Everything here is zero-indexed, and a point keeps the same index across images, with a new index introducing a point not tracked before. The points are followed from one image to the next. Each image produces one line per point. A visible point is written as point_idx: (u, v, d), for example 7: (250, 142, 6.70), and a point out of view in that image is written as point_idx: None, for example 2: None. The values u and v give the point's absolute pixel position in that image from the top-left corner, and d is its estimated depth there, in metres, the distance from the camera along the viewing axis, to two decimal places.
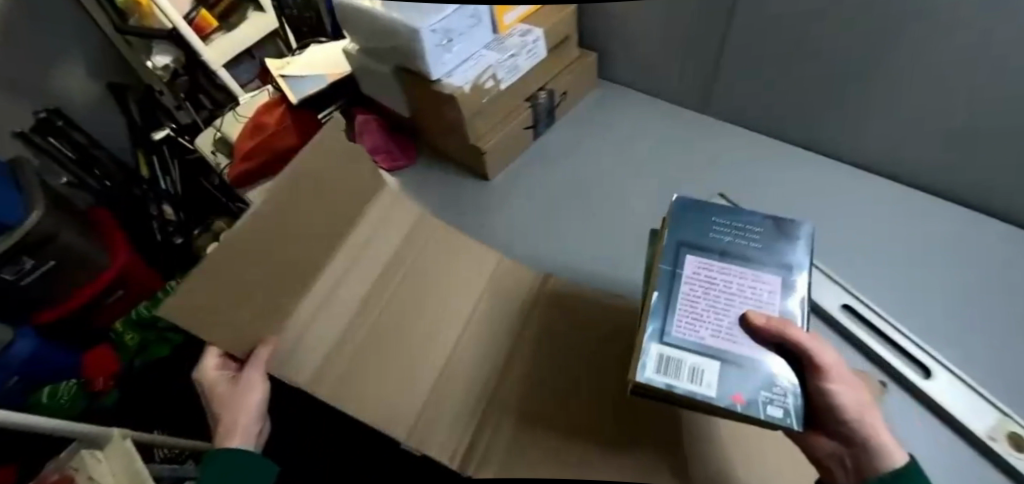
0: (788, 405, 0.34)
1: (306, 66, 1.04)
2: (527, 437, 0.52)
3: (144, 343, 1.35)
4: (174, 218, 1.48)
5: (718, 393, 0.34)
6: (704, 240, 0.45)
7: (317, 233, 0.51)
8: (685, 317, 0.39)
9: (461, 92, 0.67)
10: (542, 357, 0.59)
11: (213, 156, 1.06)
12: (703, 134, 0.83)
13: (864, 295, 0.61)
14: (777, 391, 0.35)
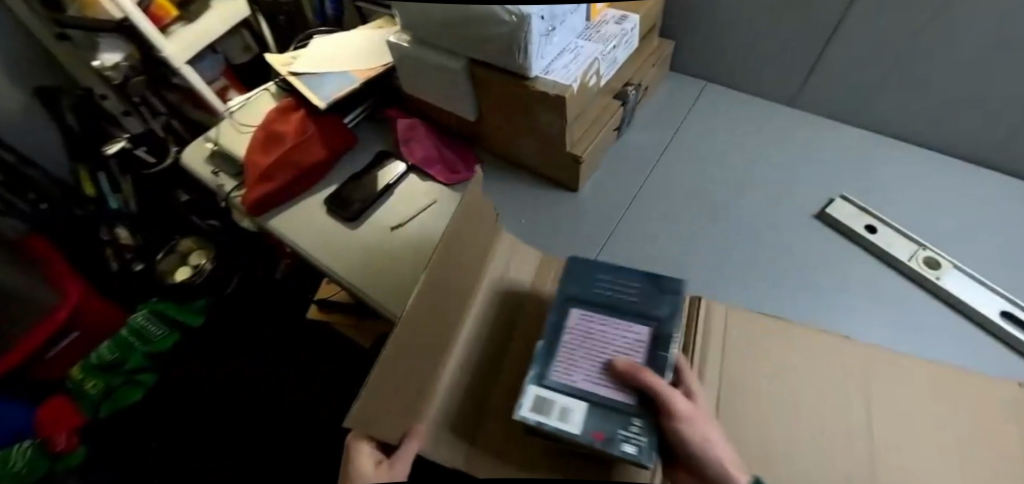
0: (641, 443, 0.35)
1: (321, 62, 0.87)
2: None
3: (109, 390, 1.12)
4: (132, 242, 1.27)
5: (582, 430, 0.36)
6: (592, 293, 0.45)
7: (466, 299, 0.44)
8: (564, 362, 0.40)
9: (570, 91, 0.56)
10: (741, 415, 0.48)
11: (214, 176, 0.87)
12: (801, 135, 0.76)
13: (1021, 297, 0.58)
14: (634, 430, 0.36)
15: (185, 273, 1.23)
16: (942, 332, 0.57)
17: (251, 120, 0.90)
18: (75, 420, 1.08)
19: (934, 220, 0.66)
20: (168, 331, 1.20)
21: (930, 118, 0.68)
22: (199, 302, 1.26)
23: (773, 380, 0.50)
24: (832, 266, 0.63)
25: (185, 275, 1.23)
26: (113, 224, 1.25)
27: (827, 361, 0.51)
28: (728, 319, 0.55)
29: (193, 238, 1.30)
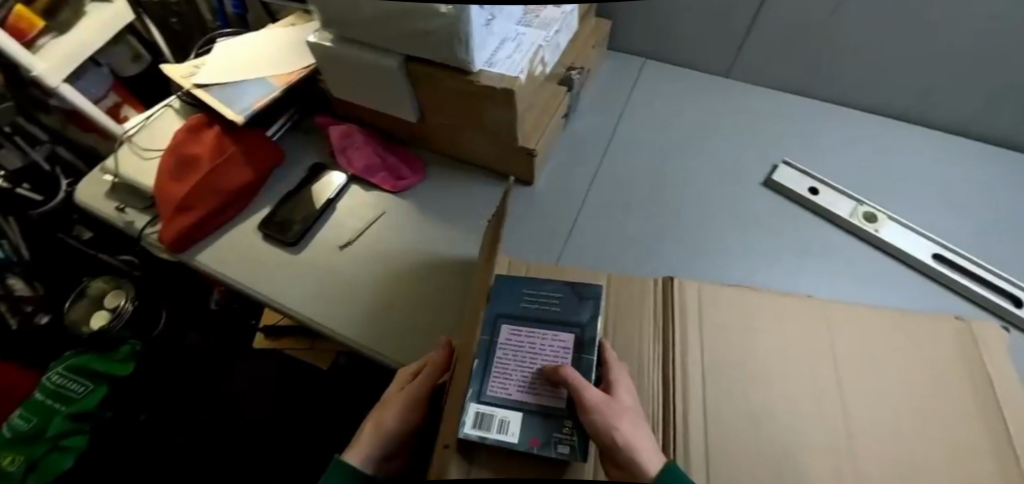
0: (573, 440, 0.38)
1: (230, 69, 0.77)
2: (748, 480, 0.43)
3: (32, 463, 0.98)
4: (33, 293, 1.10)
5: (519, 439, 0.38)
6: (520, 308, 0.45)
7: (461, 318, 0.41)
8: (497, 376, 0.41)
9: (518, 83, 0.53)
10: (729, 382, 0.50)
11: (118, 213, 0.75)
12: (742, 105, 0.78)
13: (944, 239, 0.64)
14: (566, 430, 0.38)
15: (103, 318, 1.09)
16: (883, 280, 0.62)
17: (154, 143, 0.79)
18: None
19: (865, 175, 0.71)
20: (93, 385, 1.06)
21: (853, 79, 0.73)
22: (125, 347, 1.12)
23: (749, 352, 0.52)
24: (788, 233, 0.66)
25: (104, 321, 1.08)
26: (4, 274, 1.07)
27: (794, 322, 0.54)
28: (701, 296, 0.57)
29: (106, 278, 1.15)
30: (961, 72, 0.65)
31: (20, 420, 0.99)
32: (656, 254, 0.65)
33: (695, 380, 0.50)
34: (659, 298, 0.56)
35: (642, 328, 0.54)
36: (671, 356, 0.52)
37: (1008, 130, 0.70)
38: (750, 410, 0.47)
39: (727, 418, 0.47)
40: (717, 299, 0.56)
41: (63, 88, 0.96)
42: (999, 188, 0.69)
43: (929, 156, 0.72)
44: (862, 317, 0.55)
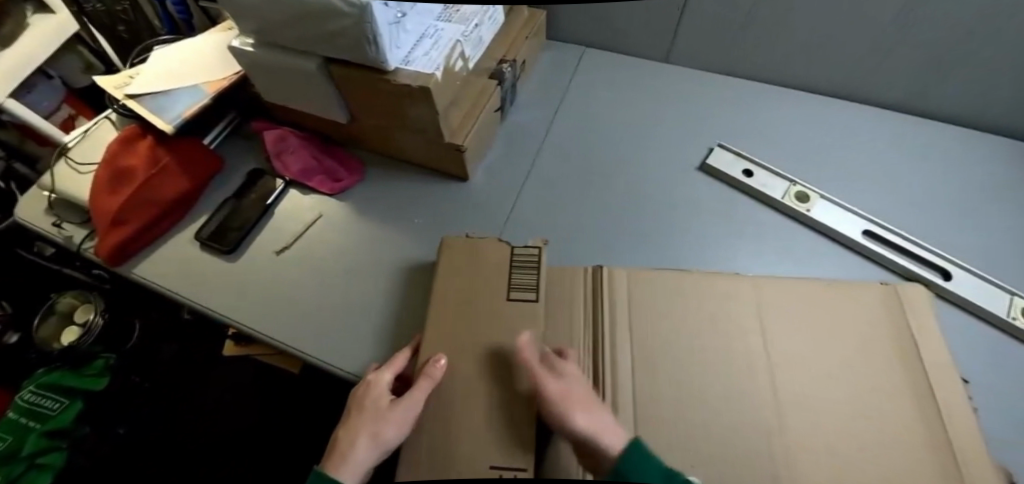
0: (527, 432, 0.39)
1: (162, 78, 0.76)
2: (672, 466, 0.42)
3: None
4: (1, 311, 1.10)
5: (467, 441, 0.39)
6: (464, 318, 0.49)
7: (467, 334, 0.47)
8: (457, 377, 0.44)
9: (434, 80, 0.52)
10: (657, 369, 0.48)
11: (56, 228, 0.74)
12: (682, 91, 0.79)
13: (877, 216, 0.65)
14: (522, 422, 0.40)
15: (74, 333, 1.07)
16: (817, 260, 0.63)
17: (91, 158, 0.77)
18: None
19: (802, 155, 0.72)
20: (66, 402, 0.99)
21: (786, 58, 0.73)
22: (98, 361, 1.06)
23: (675, 335, 0.51)
24: (726, 216, 0.67)
25: (75, 335, 1.06)
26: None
27: (721, 304, 0.54)
28: (631, 282, 0.56)
29: (75, 293, 1.13)
30: (890, 50, 0.65)
31: None
32: (597, 244, 0.64)
33: (621, 365, 0.49)
34: (588, 285, 0.55)
35: (573, 318, 0.53)
36: (600, 344, 0.51)
37: (938, 102, 0.71)
38: (677, 396, 0.46)
39: (653, 405, 0.46)
40: (646, 284, 0.55)
41: (9, 103, 0.94)
42: (932, 161, 0.70)
43: (862, 134, 0.73)
44: (796, 296, 0.55)
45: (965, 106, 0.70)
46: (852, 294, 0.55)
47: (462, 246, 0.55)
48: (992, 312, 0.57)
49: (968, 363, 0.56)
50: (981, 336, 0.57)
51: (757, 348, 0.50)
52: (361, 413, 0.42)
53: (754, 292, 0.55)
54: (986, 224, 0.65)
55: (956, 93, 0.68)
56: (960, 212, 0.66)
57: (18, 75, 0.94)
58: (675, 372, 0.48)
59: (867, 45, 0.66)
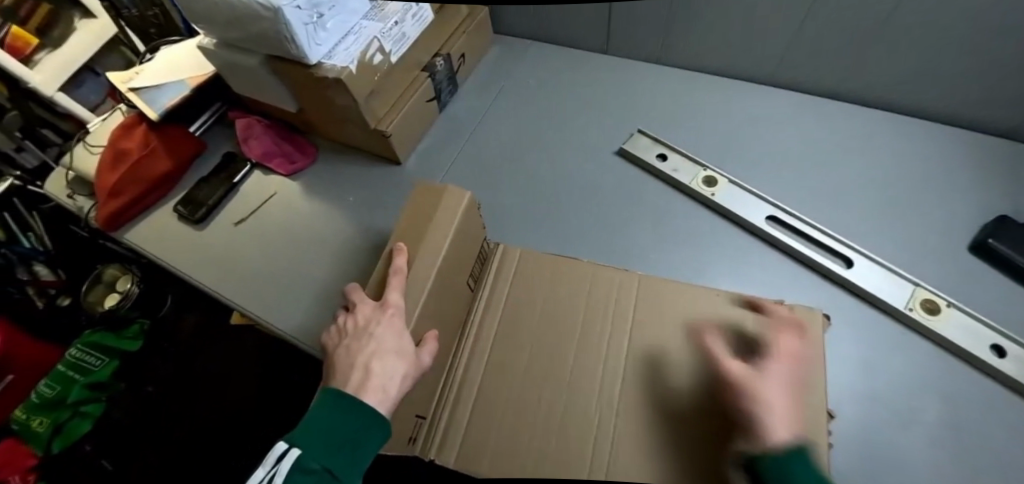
0: (441, 391, 0.53)
1: (157, 73, 0.87)
2: (513, 435, 0.49)
3: (57, 426, 1.09)
4: (55, 278, 1.25)
5: (418, 395, 0.49)
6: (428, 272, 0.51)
7: (437, 294, 0.51)
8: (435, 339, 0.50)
9: (348, 72, 0.60)
10: (522, 343, 0.55)
11: (72, 199, 0.88)
12: (620, 82, 0.81)
13: (787, 204, 0.66)
14: (438, 382, 0.52)
15: (114, 299, 1.23)
16: (717, 245, 0.64)
17: (102, 141, 0.90)
18: (29, 459, 1.08)
19: (728, 144, 0.73)
20: (107, 359, 1.16)
21: (715, 45, 0.74)
22: (134, 325, 1.22)
23: (544, 314, 0.56)
24: (640, 201, 0.69)
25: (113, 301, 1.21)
26: (30, 262, 1.22)
27: (602, 290, 0.57)
28: (523, 259, 0.61)
29: (118, 265, 1.29)
30: (812, 38, 0.66)
31: (45, 389, 1.10)
32: (510, 226, 0.70)
33: (487, 333, 0.56)
34: (482, 260, 0.61)
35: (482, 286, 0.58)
36: (483, 319, 0.57)
37: (871, 90, 0.70)
38: (528, 371, 0.53)
39: (508, 377, 0.53)
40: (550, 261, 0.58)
41: (58, 97, 1.12)
42: (862, 150, 0.69)
43: (793, 123, 0.73)
44: (675, 287, 0.57)
45: (902, 95, 0.68)
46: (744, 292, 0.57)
47: (435, 196, 0.55)
48: (892, 305, 0.57)
49: (857, 352, 0.56)
50: (878, 327, 0.57)
51: (620, 336, 0.54)
52: (350, 349, 0.44)
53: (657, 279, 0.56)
54: (912, 215, 0.64)
55: (887, 80, 0.67)
56: (887, 203, 0.65)
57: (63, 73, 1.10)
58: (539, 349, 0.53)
59: (787, 29, 0.66)
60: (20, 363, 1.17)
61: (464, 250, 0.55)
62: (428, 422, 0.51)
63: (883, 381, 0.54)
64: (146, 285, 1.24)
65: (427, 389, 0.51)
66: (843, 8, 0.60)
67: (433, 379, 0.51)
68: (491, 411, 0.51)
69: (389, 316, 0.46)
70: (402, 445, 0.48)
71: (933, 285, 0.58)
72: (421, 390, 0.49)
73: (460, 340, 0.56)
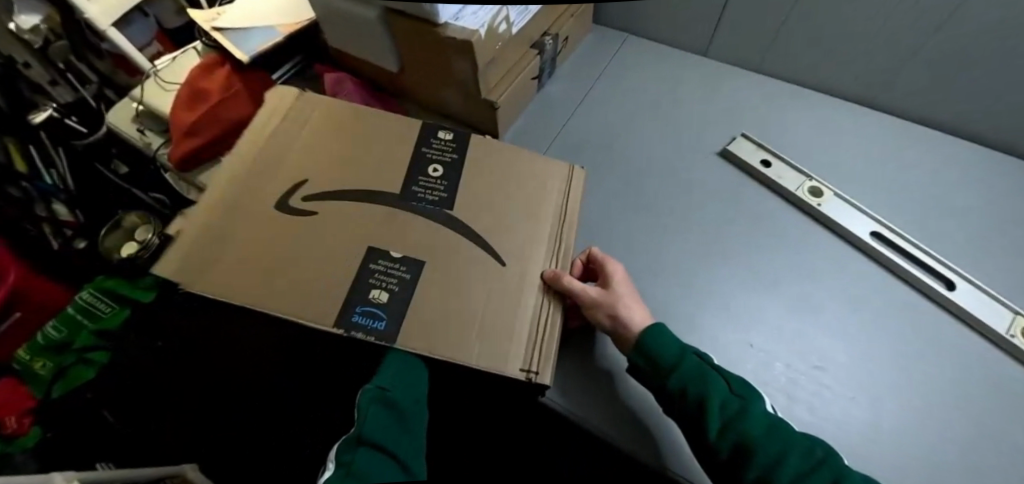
0: (544, 315, 0.50)
1: (245, 16, 0.85)
2: (525, 331, 0.47)
3: (60, 370, 1.24)
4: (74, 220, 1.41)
5: (485, 299, 0.48)
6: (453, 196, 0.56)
7: (481, 217, 0.55)
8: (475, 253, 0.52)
9: (478, 36, 0.59)
10: (540, 252, 0.54)
11: (139, 135, 0.86)
12: (715, 86, 0.83)
13: (887, 220, 0.67)
14: (540, 309, 0.50)
15: (132, 248, 1.35)
16: (815, 252, 0.65)
17: (175, 78, 0.87)
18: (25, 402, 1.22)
19: (823, 158, 0.74)
20: (118, 307, 1.27)
21: (824, 56, 0.76)
22: (148, 277, 1.33)
23: (548, 226, 0.57)
24: (735, 202, 0.70)
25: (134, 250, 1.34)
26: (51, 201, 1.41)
27: (526, 188, 0.59)
28: (571, 183, 0.62)
29: (138, 215, 1.42)
30: (921, 58, 0.67)
31: (53, 334, 1.24)
32: (599, 212, 0.70)
33: (551, 251, 0.55)
34: (556, 183, 0.61)
35: (455, 179, 0.57)
36: (563, 245, 0.56)
37: (969, 117, 0.71)
38: (529, 275, 0.52)
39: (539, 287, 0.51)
40: (301, 129, 0.59)
41: (110, 32, 1.13)
42: (950, 177, 0.71)
43: (884, 144, 0.75)
44: (478, 194, 0.56)
45: (994, 127, 0.70)
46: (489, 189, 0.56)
47: (480, 144, 0.60)
48: (996, 330, 0.56)
49: (964, 378, 0.55)
50: (977, 352, 0.56)
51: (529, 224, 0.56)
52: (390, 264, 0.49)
53: (258, 157, 0.55)
54: (1008, 246, 0.64)
55: (987, 109, 0.69)
56: (988, 233, 0.66)
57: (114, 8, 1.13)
58: (253, 246, 0.50)
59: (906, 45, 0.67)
60: (29, 302, 1.28)
61: (502, 177, 0.59)
62: (540, 340, 0.47)
63: (990, 405, 0.53)
64: (163, 237, 1.37)
65: (516, 302, 0.49)
66: (975, 29, 0.60)
67: (511, 292, 0.50)
68: (525, 314, 0.48)
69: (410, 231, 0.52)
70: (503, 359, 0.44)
71: None
72: (491, 298, 0.49)
73: (557, 266, 0.54)
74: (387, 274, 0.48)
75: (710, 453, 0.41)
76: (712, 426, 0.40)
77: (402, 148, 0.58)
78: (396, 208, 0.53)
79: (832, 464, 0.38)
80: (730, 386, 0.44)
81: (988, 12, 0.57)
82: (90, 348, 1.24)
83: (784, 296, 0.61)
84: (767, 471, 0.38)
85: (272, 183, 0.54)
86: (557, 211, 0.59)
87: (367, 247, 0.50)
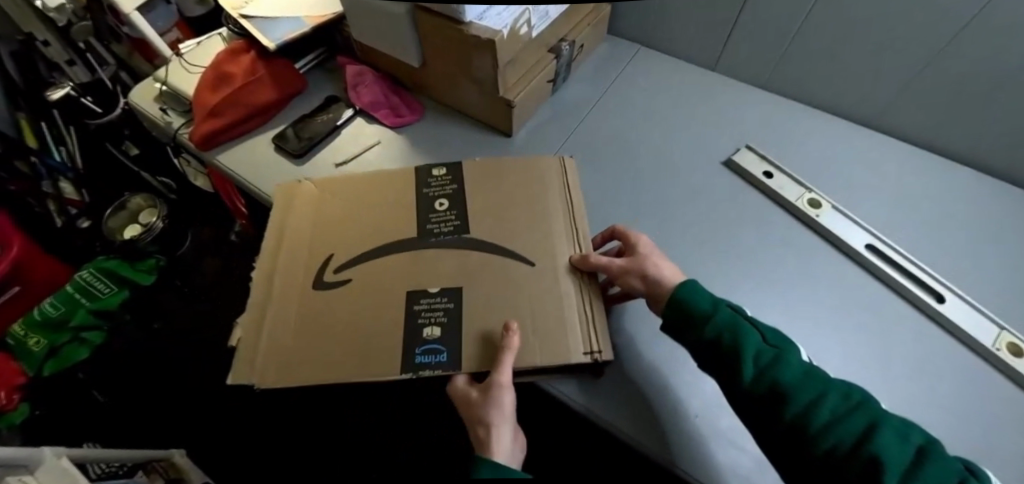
0: (582, 295, 0.52)
1: (273, 5, 0.87)
2: (574, 321, 0.50)
3: (52, 348, 1.21)
4: (79, 199, 1.45)
5: (527, 299, 0.52)
6: (468, 214, 0.61)
7: (496, 236, 0.58)
8: (501, 274, 0.54)
9: (501, 35, 0.62)
10: (558, 245, 0.57)
11: (159, 113, 0.87)
12: (721, 100, 0.86)
13: (883, 234, 0.69)
14: (578, 290, 0.53)
15: (136, 230, 1.37)
16: (811, 261, 0.67)
17: (200, 62, 0.90)
18: (17, 377, 1.17)
19: (823, 173, 0.77)
20: (116, 289, 1.30)
21: (829, 77, 0.80)
22: (149, 260, 1.39)
23: (560, 217, 0.60)
24: (735, 210, 0.73)
25: (136, 232, 1.35)
26: (59, 179, 1.42)
27: (530, 189, 0.63)
28: (570, 174, 0.65)
29: (144, 197, 1.45)
30: (920, 79, 0.71)
31: (47, 309, 1.22)
32: (604, 212, 0.72)
33: (575, 239, 0.57)
34: (557, 177, 0.64)
35: (463, 207, 0.61)
36: (579, 227, 0.59)
37: (961, 141, 0.75)
38: (558, 267, 0.55)
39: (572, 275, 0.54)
40: (320, 196, 0.66)
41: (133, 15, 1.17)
42: (944, 197, 0.74)
43: (880, 163, 0.78)
44: (490, 207, 0.61)
45: (985, 151, 0.74)
46: (502, 207, 0.61)
47: (482, 164, 0.66)
48: (982, 342, 0.58)
49: (952, 386, 0.57)
50: (964, 363, 0.59)
51: (541, 222, 0.59)
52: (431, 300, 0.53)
53: (285, 244, 0.61)
54: (995, 265, 0.67)
55: (980, 133, 0.72)
56: (977, 252, 0.68)
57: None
58: (315, 313, 0.54)
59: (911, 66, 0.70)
60: (28, 277, 1.27)
61: (508, 191, 0.63)
62: (592, 326, 0.50)
63: (977, 414, 0.54)
64: (168, 221, 1.39)
65: (557, 297, 0.52)
66: (977, 53, 0.63)
67: (547, 292, 0.52)
68: (564, 305, 0.51)
69: (437, 262, 0.56)
70: (566, 353, 0.48)
71: (1015, 329, 0.60)
72: (533, 303, 0.52)
73: (585, 247, 0.57)
74: (433, 310, 0.52)
75: (747, 396, 0.43)
76: (748, 370, 0.43)
77: (410, 190, 0.64)
78: (419, 247, 0.58)
79: (869, 406, 0.39)
80: (764, 337, 0.45)
81: (990, 37, 0.60)
82: (85, 327, 1.26)
83: (780, 300, 0.64)
84: (804, 409, 0.39)
85: (308, 259, 0.59)
86: (566, 200, 0.61)
87: (407, 291, 0.54)
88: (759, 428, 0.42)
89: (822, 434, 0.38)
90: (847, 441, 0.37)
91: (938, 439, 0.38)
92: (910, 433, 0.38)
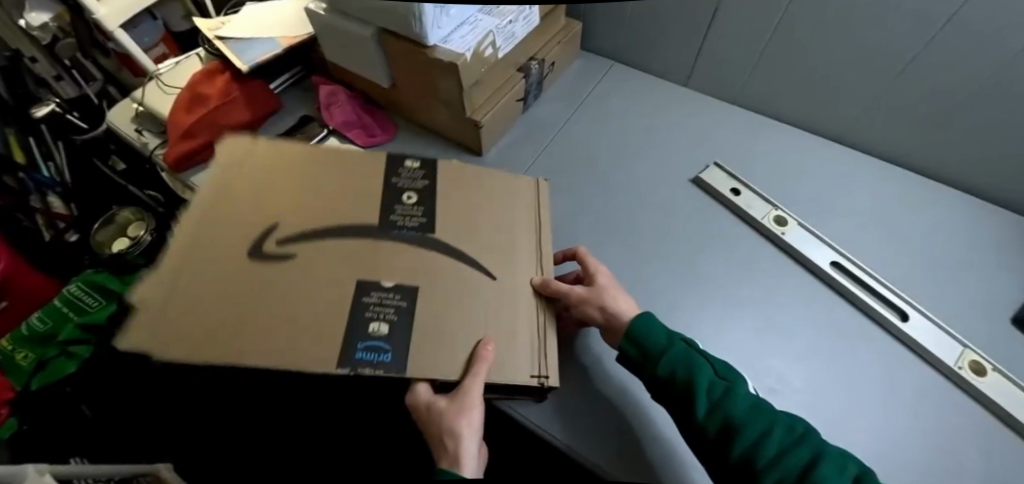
0: (537, 319, 0.53)
1: (247, 26, 0.88)
2: (529, 343, 0.51)
3: (41, 363, 1.15)
4: (67, 214, 1.43)
5: (488, 315, 0.52)
6: (436, 212, 0.59)
7: (461, 239, 0.58)
8: (463, 281, 0.54)
9: (464, 58, 0.62)
10: (524, 265, 0.58)
11: (136, 134, 0.88)
12: (694, 115, 0.87)
13: (848, 251, 0.70)
14: (533, 313, 0.54)
15: (124, 243, 1.38)
16: (778, 280, 0.68)
17: (177, 82, 0.91)
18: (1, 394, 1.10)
19: (793, 190, 0.77)
20: (104, 303, 1.21)
21: (800, 93, 0.80)
22: (137, 271, 1.31)
23: (528, 237, 0.61)
24: (704, 228, 0.73)
25: (125, 245, 1.36)
26: (47, 193, 1.42)
27: (503, 202, 0.63)
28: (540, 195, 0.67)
29: (133, 210, 1.44)
30: (887, 96, 0.72)
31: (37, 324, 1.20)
32: (573, 231, 0.73)
33: (539, 260, 0.59)
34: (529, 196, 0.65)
35: (431, 205, 0.60)
36: (544, 251, 0.60)
37: (928, 157, 0.76)
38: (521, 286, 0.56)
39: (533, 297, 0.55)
40: (278, 162, 0.62)
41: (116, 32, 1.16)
42: (915, 214, 0.74)
43: (850, 179, 0.79)
44: (461, 211, 0.60)
45: (951, 166, 0.75)
46: (472, 213, 0.61)
47: (455, 165, 0.65)
48: (945, 361, 0.59)
49: (912, 406, 0.57)
50: (927, 382, 0.59)
51: (510, 239, 0.60)
52: (386, 293, 0.51)
53: (224, 209, 0.56)
54: (961, 281, 0.67)
55: (945, 150, 0.73)
56: (944, 268, 0.69)
57: (127, 9, 1.15)
58: (247, 282, 0.51)
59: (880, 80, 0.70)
60: (16, 291, 1.26)
61: (479, 196, 0.63)
62: (545, 349, 0.51)
63: (938, 434, 0.55)
64: (157, 234, 1.40)
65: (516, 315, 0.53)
66: (942, 67, 0.63)
67: (508, 312, 0.53)
68: (522, 325, 0.52)
69: (394, 258, 0.54)
70: (520, 373, 0.48)
71: (978, 347, 0.61)
72: (491, 317, 0.52)
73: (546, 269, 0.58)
74: (382, 305, 0.50)
75: (699, 432, 0.43)
76: (700, 407, 0.43)
77: (376, 179, 0.61)
78: (377, 239, 0.56)
79: (811, 438, 0.40)
80: (715, 370, 0.46)
81: (954, 54, 0.61)
82: (72, 342, 1.17)
83: (746, 319, 0.64)
84: (750, 445, 0.40)
85: (251, 224, 0.55)
86: (535, 221, 0.63)
87: (355, 281, 0.52)
88: (711, 463, 0.43)
89: (767, 470, 0.39)
90: (789, 478, 0.38)
91: (873, 471, 0.39)
92: (847, 463, 0.39)
